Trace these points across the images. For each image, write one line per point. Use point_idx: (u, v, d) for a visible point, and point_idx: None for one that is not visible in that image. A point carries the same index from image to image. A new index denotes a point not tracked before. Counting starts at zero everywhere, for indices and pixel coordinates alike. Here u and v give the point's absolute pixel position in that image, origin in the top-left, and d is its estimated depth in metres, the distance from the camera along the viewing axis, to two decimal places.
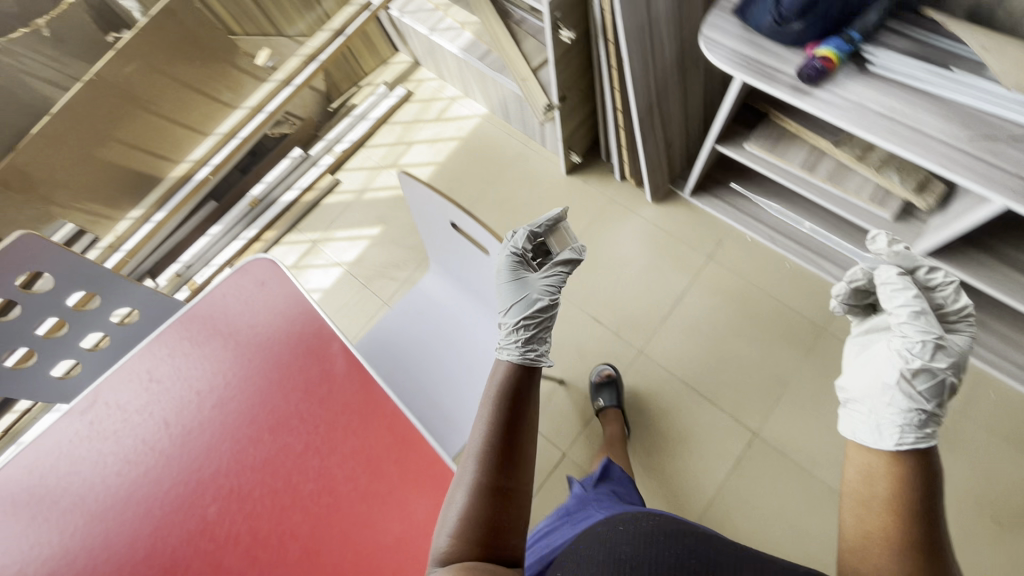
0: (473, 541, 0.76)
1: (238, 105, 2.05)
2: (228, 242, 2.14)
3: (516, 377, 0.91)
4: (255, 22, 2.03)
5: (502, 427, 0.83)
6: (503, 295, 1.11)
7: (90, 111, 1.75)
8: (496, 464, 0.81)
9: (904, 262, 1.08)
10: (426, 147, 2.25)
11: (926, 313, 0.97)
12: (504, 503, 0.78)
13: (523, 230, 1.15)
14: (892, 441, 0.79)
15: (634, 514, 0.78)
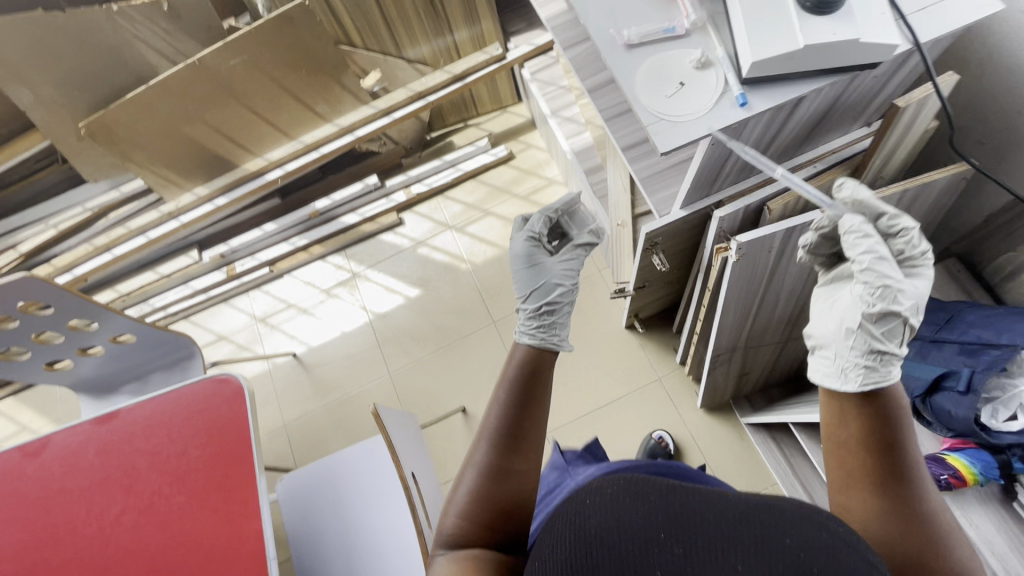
0: (480, 519, 0.73)
1: (331, 120, 1.95)
2: (277, 241, 2.12)
3: (526, 368, 0.83)
4: (378, 39, 1.89)
5: (513, 426, 0.78)
6: (518, 288, 1.09)
7: (185, 92, 1.71)
8: (505, 441, 0.77)
9: (869, 212, 0.86)
10: (499, 224, 2.06)
11: (874, 300, 0.81)
12: (506, 491, 0.74)
13: (540, 213, 1.16)
14: (853, 383, 0.67)
15: (548, 525, 0.56)
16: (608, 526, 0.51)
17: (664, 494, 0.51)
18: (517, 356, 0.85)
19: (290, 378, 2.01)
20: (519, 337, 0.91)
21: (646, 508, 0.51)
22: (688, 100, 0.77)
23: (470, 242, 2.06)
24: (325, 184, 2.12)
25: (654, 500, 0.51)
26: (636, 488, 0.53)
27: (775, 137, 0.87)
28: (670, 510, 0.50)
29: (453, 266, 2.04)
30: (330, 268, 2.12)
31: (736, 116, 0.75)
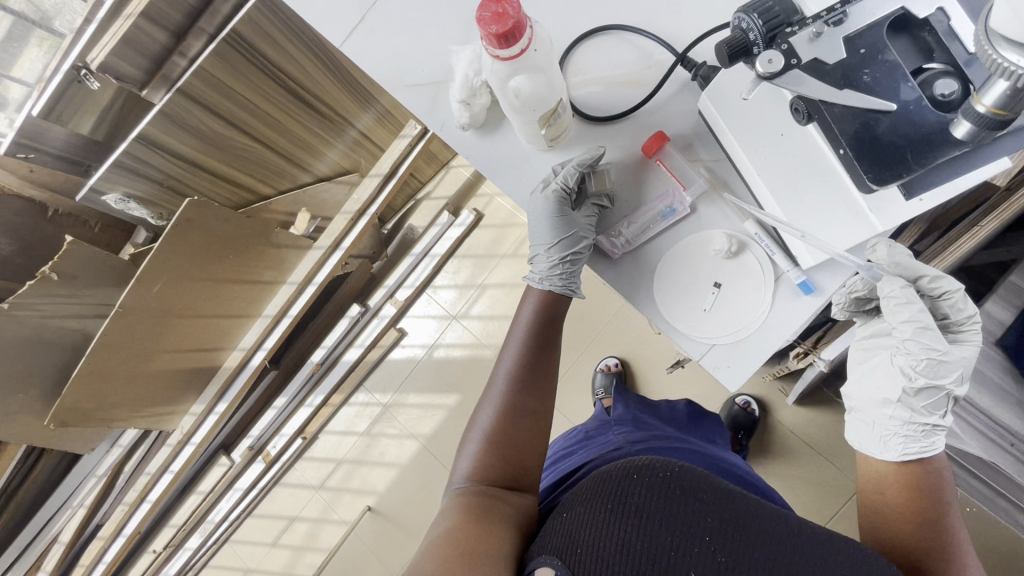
0: (495, 467, 0.81)
1: (283, 280, 1.76)
2: (294, 409, 2.00)
3: (542, 320, 0.93)
4: (285, 175, 1.66)
5: (532, 371, 0.90)
6: (535, 233, 0.92)
7: (128, 343, 1.51)
8: (524, 385, 0.88)
9: (905, 271, 0.81)
10: (502, 293, 1.88)
11: (923, 376, 0.79)
12: (525, 435, 0.84)
13: (571, 165, 0.86)
14: (894, 451, 0.77)
15: (599, 480, 0.70)
16: (650, 505, 0.66)
17: (715, 495, 0.67)
18: (528, 308, 0.94)
19: (376, 533, 1.92)
20: (537, 283, 0.93)
21: (697, 502, 0.66)
22: (737, 303, 0.84)
23: (481, 324, 1.90)
24: (311, 334, 1.96)
25: (705, 498, 0.67)
26: (689, 481, 0.68)
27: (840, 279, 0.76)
28: (715, 511, 0.66)
29: (476, 355, 1.89)
30: (358, 409, 1.99)
31: (799, 304, 0.83)
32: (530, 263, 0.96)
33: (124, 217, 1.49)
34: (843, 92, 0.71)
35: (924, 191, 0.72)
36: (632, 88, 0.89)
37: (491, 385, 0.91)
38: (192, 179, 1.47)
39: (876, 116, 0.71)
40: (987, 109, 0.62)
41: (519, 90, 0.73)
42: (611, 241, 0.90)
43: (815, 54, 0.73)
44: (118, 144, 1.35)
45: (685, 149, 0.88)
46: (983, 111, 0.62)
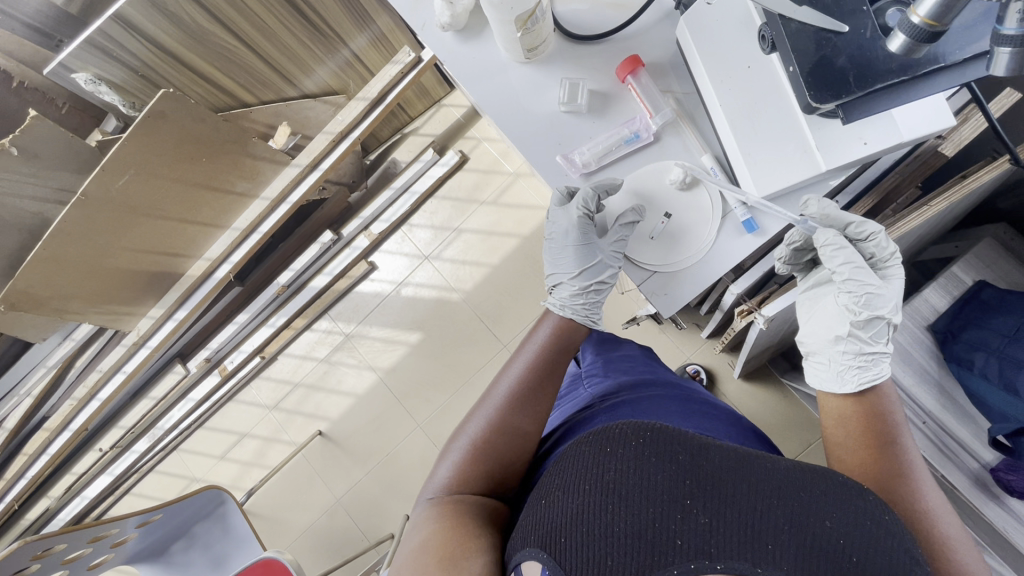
0: (472, 479, 0.76)
1: (256, 194, 1.72)
2: (255, 327, 1.99)
3: (553, 346, 0.87)
4: (269, 84, 1.61)
5: (534, 391, 0.82)
6: (564, 257, 0.93)
7: (90, 233, 1.47)
8: (521, 403, 0.81)
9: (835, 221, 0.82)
10: (477, 239, 1.88)
11: (858, 309, 0.79)
12: (510, 450, 0.78)
13: (584, 188, 0.87)
14: (851, 383, 0.74)
15: (575, 458, 0.62)
16: (627, 481, 0.58)
17: (691, 454, 0.58)
18: (542, 331, 0.89)
19: (325, 457, 1.95)
20: (560, 311, 0.90)
21: (674, 466, 0.57)
22: (683, 235, 0.87)
23: (452, 267, 1.90)
24: (281, 255, 1.93)
25: (683, 461, 0.58)
26: (663, 445, 0.59)
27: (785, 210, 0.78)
28: (693, 472, 0.57)
29: (444, 298, 1.90)
30: (320, 337, 2.00)
31: (741, 240, 0.86)
32: (550, 291, 0.95)
33: (93, 101, 1.43)
34: (799, 11, 0.66)
35: (870, 134, 0.74)
36: (617, 11, 0.88)
37: (488, 394, 0.84)
38: (172, 74, 1.42)
39: (828, 35, 0.67)
40: (920, 20, 0.54)
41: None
42: (572, 159, 0.89)
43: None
44: (93, 22, 1.29)
45: (659, 78, 0.89)
46: (918, 24, 0.54)
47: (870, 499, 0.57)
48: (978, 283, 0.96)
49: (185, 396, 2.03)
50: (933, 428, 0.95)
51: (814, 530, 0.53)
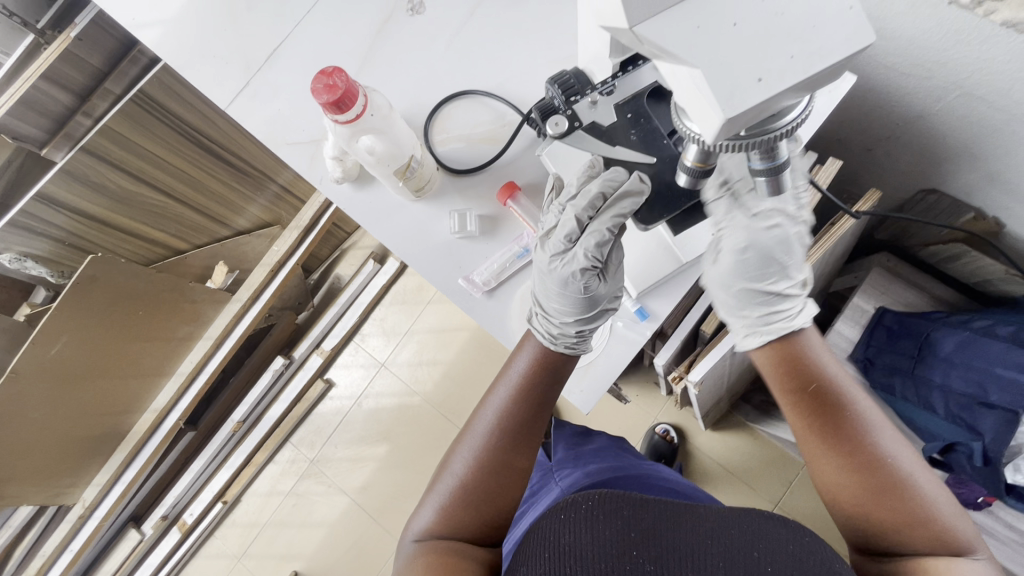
0: (462, 522, 0.68)
1: (200, 336, 1.71)
2: (213, 473, 1.89)
3: (536, 376, 0.73)
4: (200, 229, 1.64)
5: (522, 424, 0.72)
6: (556, 297, 0.72)
7: (21, 409, 1.40)
8: (511, 441, 0.71)
9: (767, 311, 0.71)
10: (429, 338, 1.90)
11: (761, 311, 0.71)
12: (501, 491, 0.69)
13: (605, 227, 0.67)
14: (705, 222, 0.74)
15: (532, 536, 0.62)
16: (582, 542, 0.59)
17: (636, 508, 0.60)
18: (522, 362, 0.74)
19: None
20: (550, 346, 0.72)
21: (620, 521, 0.59)
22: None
23: (410, 370, 1.89)
24: (233, 391, 1.88)
25: (627, 516, 0.59)
26: (611, 504, 0.61)
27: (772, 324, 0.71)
28: (637, 525, 0.59)
29: (406, 402, 1.87)
30: (284, 467, 1.91)
31: (634, 333, 0.81)
32: (535, 330, 0.73)
33: (19, 276, 1.43)
34: (615, 148, 0.67)
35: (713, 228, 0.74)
36: (488, 145, 0.77)
37: (469, 430, 0.74)
38: (99, 238, 1.45)
39: (641, 168, 0.68)
40: (690, 163, 0.50)
41: (371, 149, 0.69)
42: (472, 279, 0.77)
43: (594, 118, 0.67)
44: (16, 204, 1.32)
45: (536, 196, 0.77)
46: (689, 164, 0.52)
47: (790, 525, 0.59)
48: (879, 309, 0.98)
49: (142, 564, 1.88)
50: None
51: (749, 567, 0.55)
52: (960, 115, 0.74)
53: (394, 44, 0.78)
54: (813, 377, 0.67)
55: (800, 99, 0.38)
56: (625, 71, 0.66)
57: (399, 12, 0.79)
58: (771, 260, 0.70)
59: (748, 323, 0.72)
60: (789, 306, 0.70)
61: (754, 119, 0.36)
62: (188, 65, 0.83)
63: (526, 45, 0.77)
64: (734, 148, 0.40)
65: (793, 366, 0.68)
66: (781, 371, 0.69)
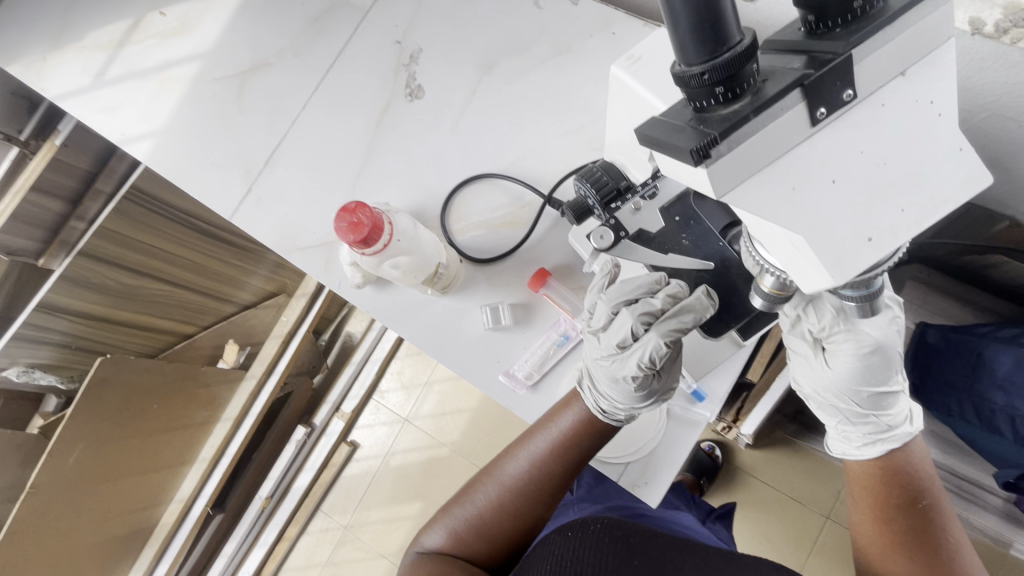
0: (473, 550, 0.73)
1: (219, 418, 1.67)
2: (246, 552, 1.84)
3: (577, 441, 0.69)
4: (206, 310, 1.61)
5: (548, 481, 0.71)
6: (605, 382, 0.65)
7: (46, 525, 1.35)
8: (534, 490, 0.72)
9: (886, 416, 0.67)
10: (449, 386, 1.86)
11: (885, 415, 0.67)
12: (515, 529, 0.73)
13: (658, 342, 0.60)
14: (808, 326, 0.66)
15: (542, 545, 0.68)
16: (584, 558, 0.64)
17: (639, 539, 0.65)
18: (567, 421, 0.69)
19: None
20: (599, 416, 0.67)
21: (623, 551, 0.64)
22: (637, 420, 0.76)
23: (434, 422, 1.85)
24: (256, 467, 1.84)
25: (630, 547, 0.64)
26: (617, 532, 0.66)
27: (888, 431, 0.67)
28: (638, 551, 0.64)
29: (434, 455, 1.83)
30: (318, 537, 1.86)
31: (692, 415, 0.75)
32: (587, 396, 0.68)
33: (28, 388, 1.39)
34: (667, 257, 0.64)
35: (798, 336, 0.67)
36: (510, 228, 0.75)
37: (499, 468, 0.75)
38: (105, 336, 1.41)
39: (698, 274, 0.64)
40: (768, 290, 0.45)
41: (396, 266, 0.67)
42: (513, 374, 0.73)
43: (639, 225, 0.64)
44: (16, 317, 1.29)
45: (568, 278, 0.73)
46: (766, 289, 0.46)
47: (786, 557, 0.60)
48: (920, 324, 0.96)
49: None
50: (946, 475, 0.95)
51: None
52: (986, 134, 0.71)
53: (396, 133, 0.77)
54: (921, 494, 0.66)
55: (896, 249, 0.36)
56: (664, 172, 0.63)
57: (398, 98, 0.78)
58: (890, 362, 0.64)
59: (866, 431, 0.68)
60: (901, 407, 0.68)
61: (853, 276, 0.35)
62: (185, 177, 0.81)
63: (531, 118, 0.75)
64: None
65: (902, 479, 0.67)
66: (886, 482, 0.67)
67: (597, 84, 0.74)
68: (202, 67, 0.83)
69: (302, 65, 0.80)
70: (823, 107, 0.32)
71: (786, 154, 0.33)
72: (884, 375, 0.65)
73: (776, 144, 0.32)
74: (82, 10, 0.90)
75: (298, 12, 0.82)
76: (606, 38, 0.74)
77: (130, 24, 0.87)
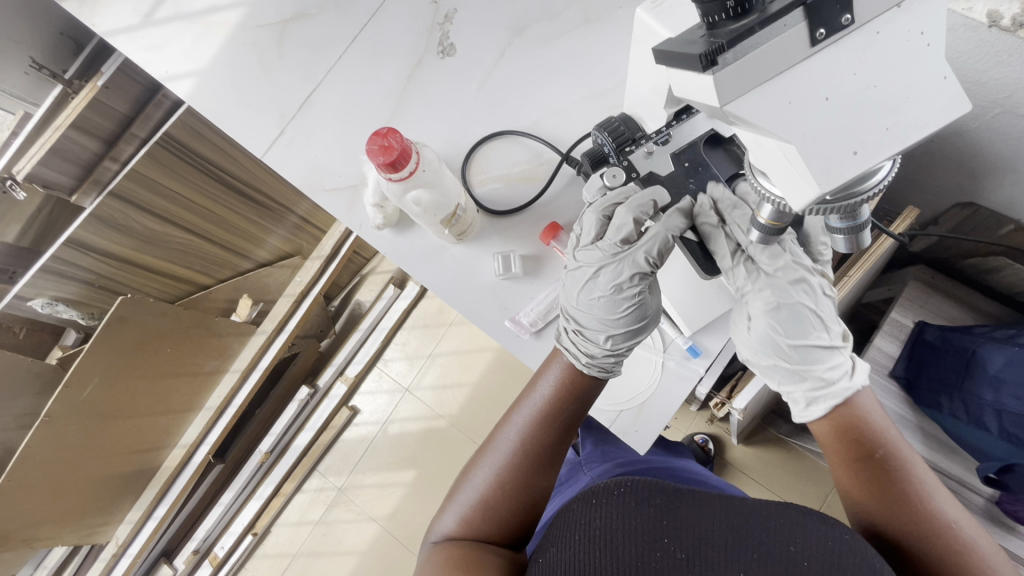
0: (483, 531, 0.70)
1: (227, 370, 1.72)
2: (242, 504, 1.89)
3: (560, 402, 0.72)
4: (223, 263, 1.66)
5: (543, 449, 0.72)
6: (599, 305, 0.71)
7: (55, 453, 1.40)
8: (531, 458, 0.72)
9: (818, 374, 0.70)
10: (452, 361, 1.90)
11: (817, 367, 0.70)
12: (521, 505, 0.70)
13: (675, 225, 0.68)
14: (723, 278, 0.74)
15: (564, 517, 0.63)
16: (613, 527, 0.59)
17: (671, 500, 0.59)
18: (546, 384, 0.73)
19: None
20: (582, 367, 0.70)
21: (650, 508, 0.59)
22: (635, 372, 0.80)
23: (434, 394, 1.89)
24: (259, 422, 1.89)
25: (659, 504, 0.59)
26: (642, 490, 0.61)
27: (828, 388, 0.69)
28: (670, 515, 0.58)
29: (432, 426, 1.86)
30: (312, 496, 1.91)
31: (686, 371, 0.78)
32: (582, 340, 0.71)
33: (50, 321, 1.44)
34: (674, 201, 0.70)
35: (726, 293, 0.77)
36: (526, 184, 0.78)
37: (492, 446, 0.75)
38: (126, 277, 1.46)
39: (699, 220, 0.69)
40: (764, 221, 0.49)
41: (419, 202, 0.69)
42: (519, 321, 0.77)
43: (650, 168, 0.70)
44: (47, 250, 1.34)
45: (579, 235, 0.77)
46: (763, 222, 0.50)
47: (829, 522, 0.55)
48: (919, 323, 0.98)
49: None
50: (935, 474, 0.94)
51: (775, 556, 0.53)
52: (998, 130, 0.73)
53: (425, 87, 0.81)
54: (878, 443, 0.65)
55: (886, 164, 0.38)
56: (679, 121, 0.67)
57: (430, 55, 0.82)
58: (801, 314, 0.71)
59: (802, 391, 0.71)
60: (838, 364, 0.70)
61: (843, 187, 0.38)
62: (223, 116, 0.86)
63: (555, 82, 0.79)
64: (818, 211, 0.41)
65: (857, 436, 0.66)
66: (841, 438, 0.67)
67: (621, 54, 0.77)
68: (247, 13, 0.87)
69: (341, 16, 0.84)
70: (823, 28, 0.35)
71: (786, 71, 0.36)
72: (804, 322, 0.70)
73: (775, 61, 0.36)
74: None
75: None
76: (633, 11, 0.77)
77: None
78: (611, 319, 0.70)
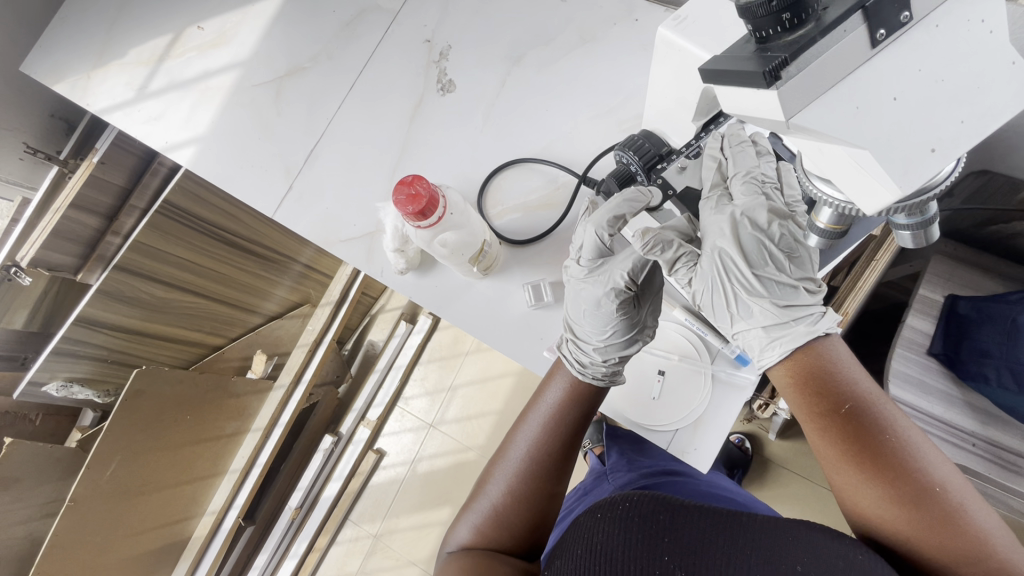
0: (497, 542, 0.68)
1: (249, 429, 1.68)
2: (277, 565, 1.83)
3: (568, 409, 0.70)
4: (232, 321, 1.64)
5: (554, 457, 0.70)
6: (587, 318, 0.69)
7: (81, 537, 1.35)
8: (542, 467, 0.69)
9: (779, 313, 0.65)
10: (474, 390, 1.87)
11: (777, 301, 0.65)
12: (532, 515, 0.68)
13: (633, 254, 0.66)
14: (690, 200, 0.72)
15: (570, 533, 0.62)
16: (615, 543, 0.57)
17: (679, 518, 0.56)
18: (554, 393, 0.72)
19: None
20: (579, 375, 0.69)
21: (655, 525, 0.57)
22: (685, 390, 0.76)
23: (460, 427, 1.86)
24: (285, 477, 1.85)
25: (665, 522, 0.56)
26: (648, 506, 0.58)
27: (783, 326, 0.65)
28: (672, 534, 0.56)
29: (462, 459, 1.82)
30: (348, 547, 1.86)
31: (736, 381, 0.76)
32: (575, 347, 0.70)
33: (66, 403, 1.41)
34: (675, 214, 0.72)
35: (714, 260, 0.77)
36: (545, 211, 0.77)
37: (504, 455, 0.73)
38: (138, 348, 1.45)
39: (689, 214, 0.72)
40: (824, 225, 0.52)
41: (445, 242, 0.68)
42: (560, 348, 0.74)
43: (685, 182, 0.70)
44: (57, 331, 1.34)
45: None
46: (823, 227, 0.54)
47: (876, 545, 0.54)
48: (949, 297, 0.96)
49: None
50: (990, 448, 0.91)
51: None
52: None
53: (429, 125, 0.81)
54: (844, 394, 0.60)
55: (953, 164, 0.39)
56: (708, 130, 0.61)
57: (430, 93, 0.82)
58: (766, 247, 0.66)
59: (753, 323, 0.66)
60: (807, 311, 0.65)
61: (917, 189, 0.38)
62: (229, 178, 0.86)
63: (559, 104, 0.78)
64: (886, 212, 0.41)
65: (813, 380, 0.62)
66: (802, 394, 0.63)
67: (622, 69, 0.77)
68: (241, 74, 0.89)
69: (336, 67, 0.86)
70: (883, 28, 0.34)
71: (849, 76, 0.36)
72: (763, 258, 0.66)
73: (838, 67, 0.35)
74: (126, 31, 0.96)
75: (331, 18, 0.87)
76: (628, 26, 0.78)
77: (170, 39, 0.93)
78: (602, 329, 0.69)
